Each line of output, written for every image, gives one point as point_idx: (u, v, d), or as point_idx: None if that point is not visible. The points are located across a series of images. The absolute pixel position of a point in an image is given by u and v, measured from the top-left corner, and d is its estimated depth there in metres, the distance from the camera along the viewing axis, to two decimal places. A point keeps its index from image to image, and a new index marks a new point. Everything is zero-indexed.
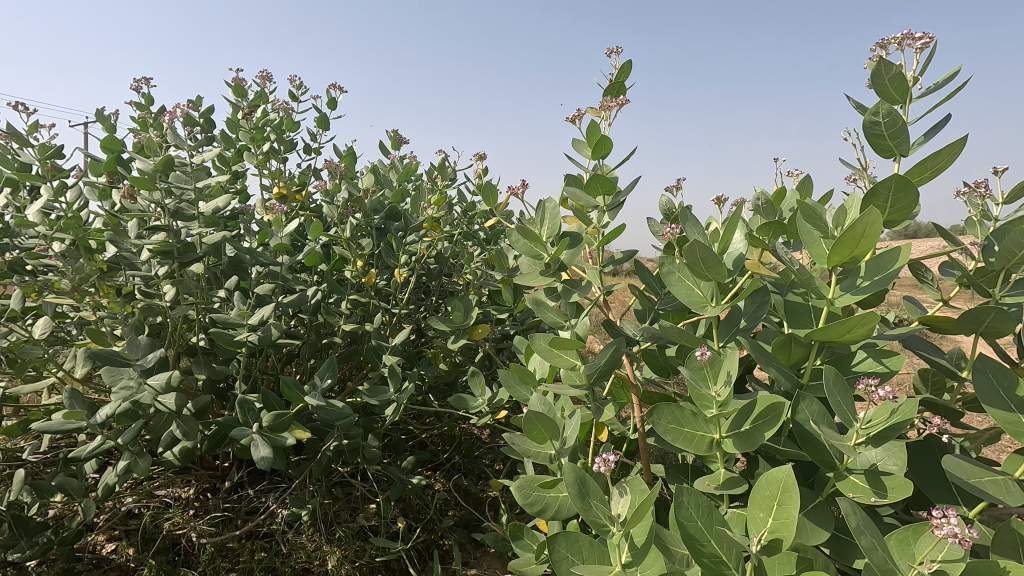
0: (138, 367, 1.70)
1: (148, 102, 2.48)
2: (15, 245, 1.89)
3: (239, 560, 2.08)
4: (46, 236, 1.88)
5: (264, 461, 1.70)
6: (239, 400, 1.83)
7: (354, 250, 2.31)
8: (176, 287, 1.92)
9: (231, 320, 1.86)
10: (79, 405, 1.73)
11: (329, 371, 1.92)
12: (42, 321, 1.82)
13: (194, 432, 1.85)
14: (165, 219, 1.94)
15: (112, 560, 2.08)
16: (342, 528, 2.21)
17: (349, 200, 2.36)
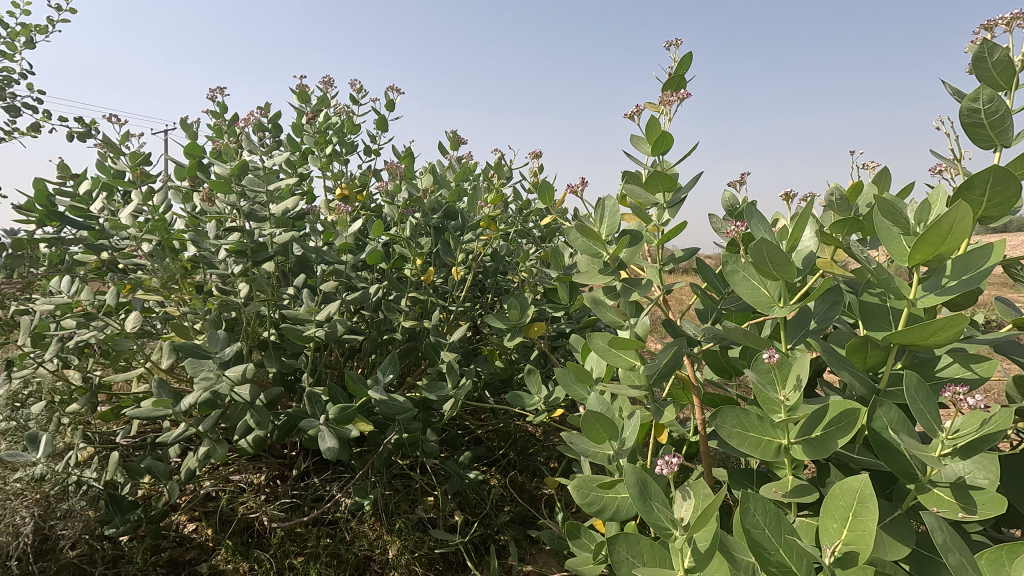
0: (217, 360, 1.82)
1: (223, 110, 2.62)
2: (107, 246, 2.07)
3: (307, 545, 2.19)
4: (137, 238, 2.03)
5: (331, 451, 1.78)
6: (307, 393, 1.92)
7: (413, 248, 2.36)
8: (250, 285, 2.03)
9: (301, 316, 1.95)
10: (166, 394, 1.88)
11: (392, 366, 1.97)
12: (132, 316, 1.97)
13: (266, 422, 1.95)
14: (239, 220, 2.05)
15: (193, 539, 2.23)
16: (402, 519, 2.28)
17: (408, 199, 2.41)
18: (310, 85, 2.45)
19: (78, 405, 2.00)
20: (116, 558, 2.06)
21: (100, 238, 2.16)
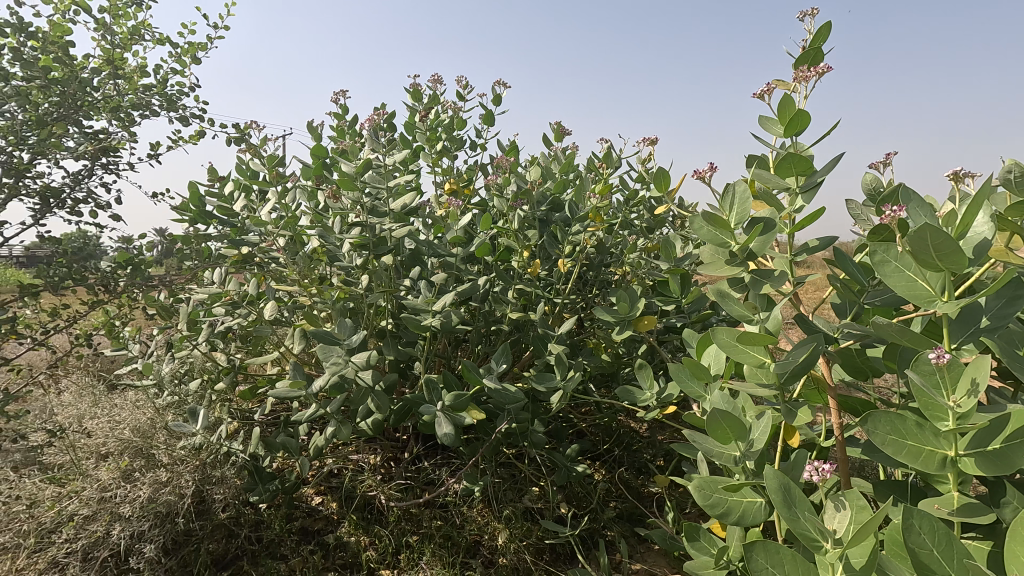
0: (345, 346, 1.94)
1: (344, 111, 2.77)
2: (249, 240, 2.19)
3: (421, 525, 2.30)
4: (273, 233, 2.21)
5: (447, 437, 1.86)
6: (425, 379, 1.98)
7: (521, 240, 2.39)
8: (371, 276, 2.14)
9: (418, 306, 2.02)
10: (300, 376, 2.04)
11: (504, 356, 1.99)
12: (270, 306, 2.07)
13: (386, 406, 2.05)
14: (362, 216, 2.17)
15: (321, 511, 2.41)
16: (510, 507, 2.32)
17: (517, 191, 2.42)
18: (425, 81, 2.39)
19: (226, 384, 2.22)
20: (257, 523, 2.25)
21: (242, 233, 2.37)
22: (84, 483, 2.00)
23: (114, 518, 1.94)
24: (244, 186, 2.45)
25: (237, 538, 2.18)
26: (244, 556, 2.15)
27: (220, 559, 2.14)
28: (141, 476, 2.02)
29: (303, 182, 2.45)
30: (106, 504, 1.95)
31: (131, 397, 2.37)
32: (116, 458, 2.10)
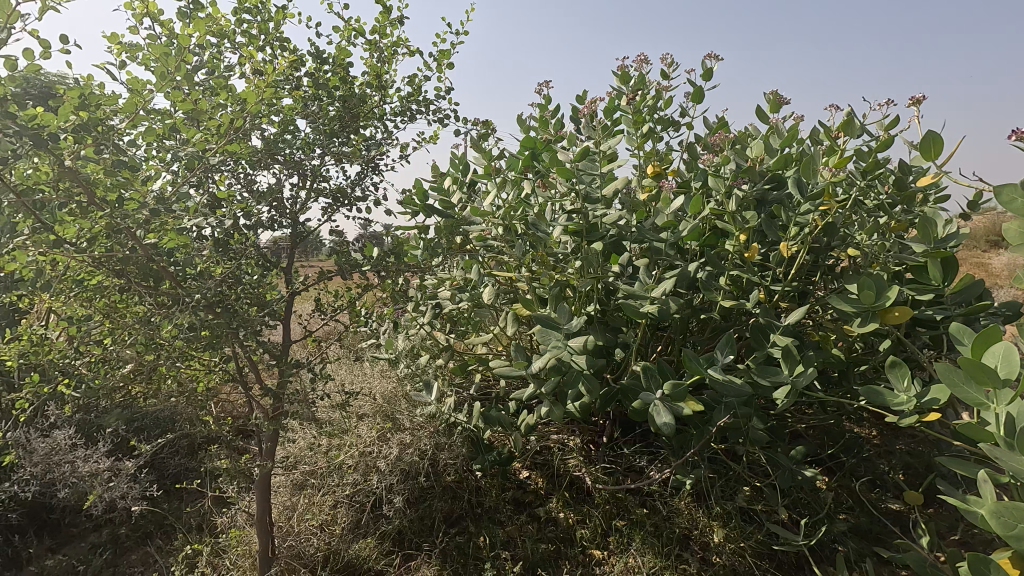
0: (564, 331, 1.97)
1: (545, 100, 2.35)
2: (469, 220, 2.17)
3: (628, 511, 2.29)
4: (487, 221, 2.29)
5: (666, 426, 1.81)
6: (643, 366, 1.95)
7: (739, 222, 2.10)
8: (584, 263, 2.12)
9: (637, 293, 2.01)
10: (520, 357, 2.17)
11: (730, 347, 1.90)
12: (489, 290, 2.09)
13: (596, 390, 2.03)
14: (576, 202, 2.16)
15: (530, 484, 2.53)
16: (725, 505, 2.19)
17: (736, 170, 2.19)
18: (632, 61, 2.12)
19: (449, 363, 2.40)
20: (477, 489, 2.44)
21: (456, 225, 2.29)
22: (352, 440, 2.48)
23: (373, 470, 2.38)
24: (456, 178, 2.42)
25: (461, 500, 2.41)
26: (468, 516, 2.37)
27: (448, 516, 2.38)
28: (392, 437, 2.43)
29: (509, 173, 2.41)
30: (366, 458, 2.40)
31: (381, 370, 2.81)
32: (371, 420, 2.55)
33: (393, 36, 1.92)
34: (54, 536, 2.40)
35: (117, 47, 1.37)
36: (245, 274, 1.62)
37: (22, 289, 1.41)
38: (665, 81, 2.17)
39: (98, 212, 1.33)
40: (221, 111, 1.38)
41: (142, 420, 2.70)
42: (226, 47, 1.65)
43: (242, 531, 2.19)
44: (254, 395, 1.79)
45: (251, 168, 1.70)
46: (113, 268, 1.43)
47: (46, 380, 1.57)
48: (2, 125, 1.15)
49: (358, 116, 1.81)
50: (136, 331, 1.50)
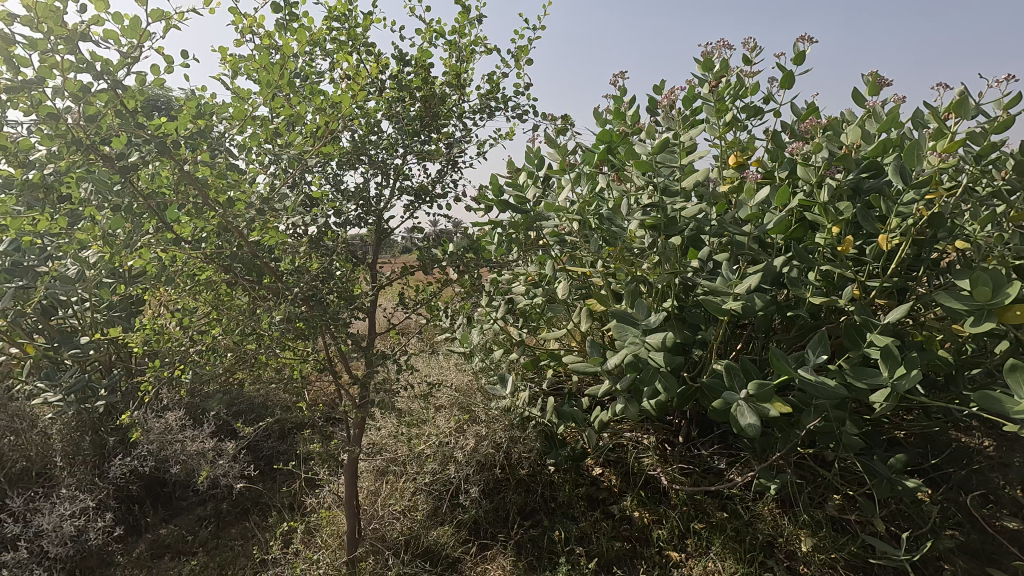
0: (641, 327, 1.92)
1: (623, 93, 2.27)
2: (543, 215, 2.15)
3: (707, 514, 2.21)
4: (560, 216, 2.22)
5: (751, 428, 1.73)
6: (725, 364, 1.88)
7: (831, 214, 1.94)
8: (662, 257, 2.06)
9: (719, 289, 1.92)
10: (596, 353, 2.10)
11: (822, 346, 1.78)
12: (564, 285, 2.05)
13: (674, 388, 1.97)
14: (654, 196, 2.10)
15: (604, 482, 2.50)
16: (813, 513, 2.08)
17: (828, 158, 2.02)
18: (714, 45, 2.03)
19: (521, 358, 2.40)
20: (551, 483, 2.45)
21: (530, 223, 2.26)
22: (429, 430, 2.56)
23: (450, 460, 2.45)
24: (530, 172, 2.33)
25: (535, 493, 2.43)
26: (542, 510, 2.39)
27: (522, 509, 2.41)
28: (468, 429, 2.49)
29: (583, 167, 2.31)
30: (443, 448, 2.47)
31: (456, 365, 2.88)
32: (448, 411, 2.61)
33: (471, 35, 1.95)
34: (167, 507, 2.64)
35: (226, 59, 1.49)
36: (336, 270, 1.72)
37: (148, 283, 1.56)
38: (749, 67, 2.05)
39: (212, 211, 1.46)
40: (318, 116, 1.47)
41: (240, 405, 2.92)
42: (318, 54, 1.75)
43: (331, 512, 2.34)
44: (343, 384, 1.90)
45: (340, 168, 1.79)
46: (222, 263, 1.56)
47: (164, 365, 1.73)
48: (135, 135, 1.29)
49: (438, 115, 1.86)
50: (242, 322, 1.63)
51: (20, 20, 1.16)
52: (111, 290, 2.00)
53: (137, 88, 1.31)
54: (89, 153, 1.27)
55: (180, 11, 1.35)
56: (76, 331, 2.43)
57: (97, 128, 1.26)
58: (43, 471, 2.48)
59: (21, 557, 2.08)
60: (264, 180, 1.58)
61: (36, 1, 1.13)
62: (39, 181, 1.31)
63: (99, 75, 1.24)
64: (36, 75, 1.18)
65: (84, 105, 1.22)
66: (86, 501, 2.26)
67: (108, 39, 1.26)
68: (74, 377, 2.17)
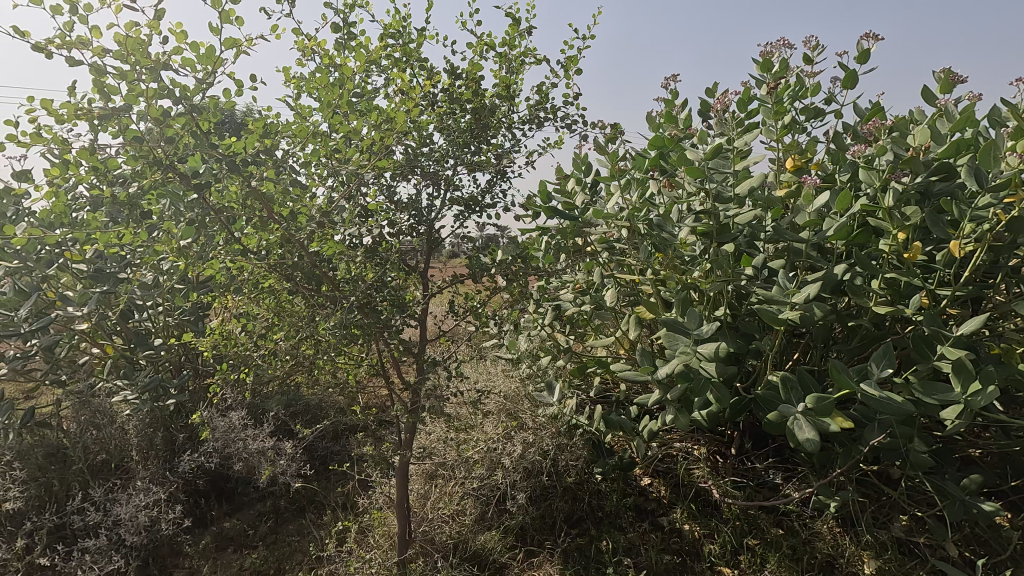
0: (693, 337, 1.87)
1: (675, 97, 2.24)
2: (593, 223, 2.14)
3: (762, 530, 2.14)
4: (610, 224, 2.22)
5: (810, 444, 1.66)
6: (782, 377, 1.82)
7: (897, 219, 1.83)
8: (714, 265, 2.01)
9: (774, 297, 1.85)
10: (646, 362, 2.06)
11: (887, 359, 1.69)
12: (612, 292, 2.03)
13: (726, 400, 1.90)
14: (706, 202, 2.04)
15: (652, 492, 2.45)
16: (878, 534, 1.97)
17: (894, 160, 1.92)
18: (771, 45, 1.96)
19: (567, 365, 2.39)
20: (598, 492, 2.42)
21: (578, 229, 2.18)
22: (478, 435, 2.59)
23: (498, 466, 2.47)
24: (577, 179, 2.25)
25: (582, 501, 2.42)
26: (589, 519, 2.38)
27: (569, 517, 2.40)
28: (516, 435, 2.50)
29: (633, 173, 2.28)
30: (492, 453, 2.51)
31: (504, 371, 2.90)
32: (496, 417, 2.63)
33: (521, 46, 1.97)
34: (231, 502, 2.79)
35: (289, 79, 1.57)
36: (390, 278, 1.78)
37: (217, 291, 1.66)
38: (810, 67, 1.98)
39: (275, 223, 1.55)
40: (374, 132, 1.54)
41: (298, 406, 3.05)
42: (374, 72, 1.81)
43: (383, 513, 2.41)
44: (395, 388, 1.96)
45: (393, 179, 1.84)
46: (285, 272, 1.65)
47: (230, 367, 1.83)
48: (208, 154, 1.38)
49: (488, 126, 1.90)
50: (301, 328, 1.71)
51: (111, 53, 1.27)
52: (183, 296, 2.14)
53: (211, 110, 1.41)
54: (167, 171, 1.37)
55: (249, 37, 1.44)
56: (151, 334, 2.60)
57: (175, 148, 1.36)
58: (122, 464, 2.66)
59: (102, 544, 2.25)
60: (323, 192, 1.65)
61: (126, 36, 1.23)
62: (124, 198, 1.42)
63: (178, 99, 1.34)
64: (123, 101, 1.28)
65: (164, 127, 1.31)
66: (158, 493, 2.40)
67: (185, 67, 1.36)
68: (149, 377, 2.34)
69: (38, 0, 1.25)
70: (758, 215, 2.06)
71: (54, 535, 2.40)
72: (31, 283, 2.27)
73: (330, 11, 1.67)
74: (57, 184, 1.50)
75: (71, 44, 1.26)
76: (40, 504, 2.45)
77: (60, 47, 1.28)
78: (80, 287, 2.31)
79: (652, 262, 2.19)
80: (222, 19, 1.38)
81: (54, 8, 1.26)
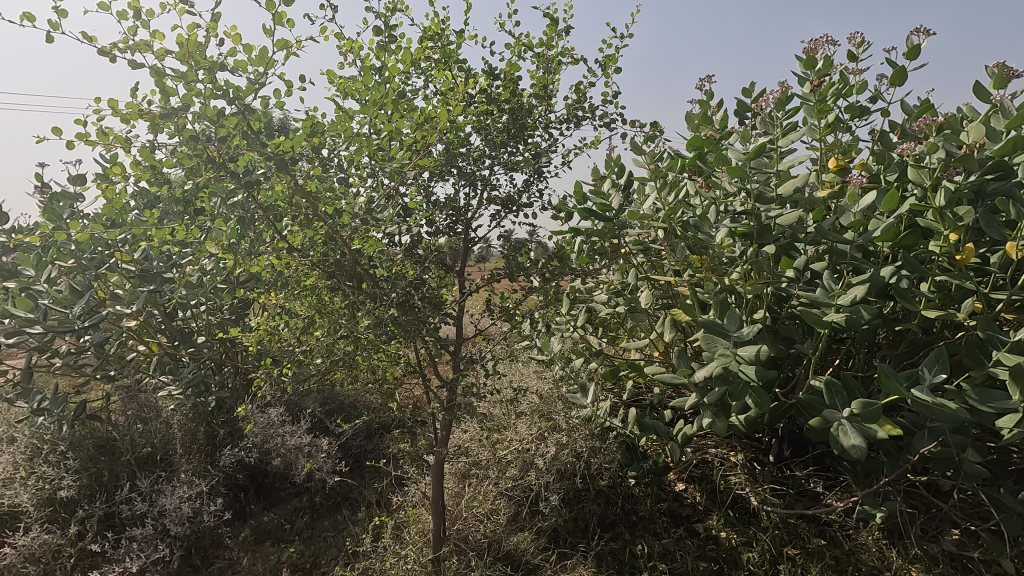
0: (733, 339, 1.82)
1: (710, 97, 2.20)
2: (629, 225, 2.13)
3: (804, 541, 2.07)
4: (646, 226, 2.19)
5: (856, 451, 1.59)
6: (826, 381, 1.75)
7: (948, 219, 1.74)
8: (754, 266, 1.95)
9: (818, 299, 1.79)
10: (684, 365, 2.00)
11: (939, 364, 1.62)
12: (647, 293, 2.00)
13: (767, 404, 1.84)
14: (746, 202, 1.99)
15: (687, 498, 2.41)
16: (928, 548, 1.89)
17: (946, 158, 1.84)
18: (814, 41, 1.92)
19: (600, 368, 2.36)
20: (632, 496, 2.39)
21: (614, 230, 2.12)
22: (511, 436, 2.59)
23: (531, 467, 2.47)
24: (610, 180, 2.18)
25: (615, 505, 2.39)
26: (622, 523, 2.35)
27: (602, 520, 2.38)
28: (549, 436, 2.49)
29: (669, 174, 2.25)
30: (525, 454, 2.50)
31: (537, 372, 2.90)
32: (529, 418, 2.63)
33: (559, 47, 1.97)
34: (269, 497, 2.86)
35: (332, 80, 1.60)
36: (428, 277, 1.80)
37: (263, 288, 1.71)
38: (853, 64, 1.93)
39: (320, 222, 1.59)
40: (416, 132, 1.57)
41: (334, 404, 3.13)
42: (414, 75, 1.85)
43: (417, 510, 2.44)
44: (431, 386, 1.98)
45: (431, 179, 1.87)
46: (327, 270, 1.69)
47: (273, 363, 1.88)
48: (257, 153, 1.43)
49: (525, 126, 1.91)
50: (343, 325, 1.75)
51: (172, 55, 1.32)
52: (228, 294, 2.21)
53: (261, 111, 1.46)
54: (219, 170, 1.42)
55: (299, 39, 1.48)
56: (195, 331, 2.68)
57: (227, 148, 1.41)
58: (166, 456, 2.74)
59: (148, 533, 2.32)
60: (364, 192, 1.68)
61: (186, 39, 1.29)
62: (177, 195, 1.48)
63: (231, 99, 1.39)
64: (181, 102, 1.34)
65: (218, 127, 1.36)
66: (201, 485, 2.48)
67: (239, 69, 1.41)
68: (193, 372, 2.42)
69: (105, 6, 1.31)
70: (800, 216, 2.00)
71: (104, 523, 2.49)
72: (85, 281, 2.37)
73: (372, 15, 1.70)
74: (113, 183, 1.56)
75: (134, 47, 1.32)
76: (91, 492, 2.55)
77: (124, 50, 1.34)
78: (130, 285, 2.40)
79: (689, 264, 2.15)
80: (274, 21, 1.42)
81: (119, 14, 1.32)
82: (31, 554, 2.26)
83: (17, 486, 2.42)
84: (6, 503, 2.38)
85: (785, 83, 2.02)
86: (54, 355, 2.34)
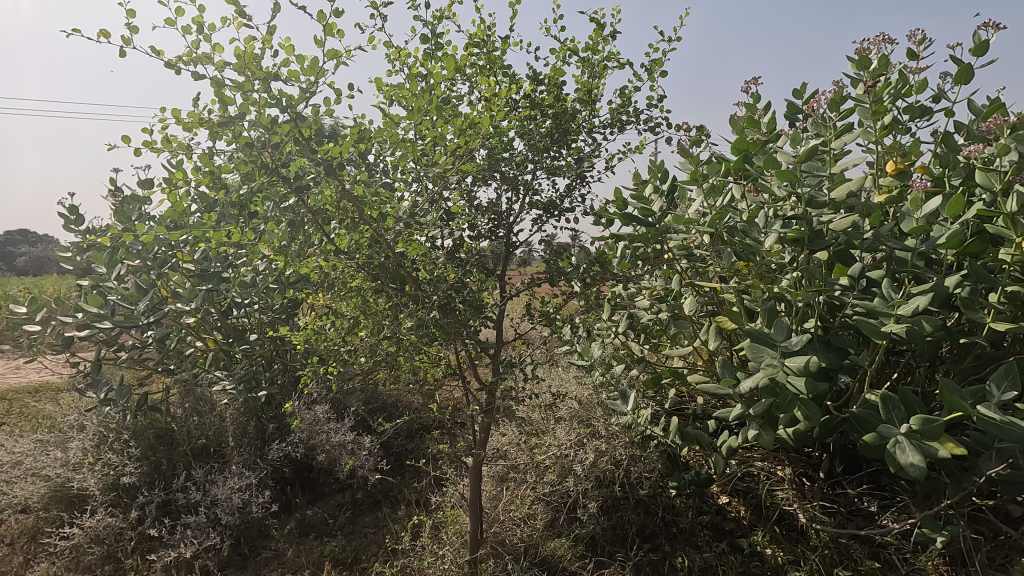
0: (781, 350, 1.73)
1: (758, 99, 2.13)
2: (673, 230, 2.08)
3: (856, 561, 1.97)
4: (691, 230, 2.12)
5: (914, 469, 1.50)
6: (882, 394, 1.66)
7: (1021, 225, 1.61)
8: (803, 272, 1.88)
9: (876, 309, 1.69)
10: (729, 374, 1.93)
11: (1009, 381, 1.50)
12: (690, 299, 1.94)
13: (817, 417, 1.76)
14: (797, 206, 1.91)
15: (731, 512, 2.33)
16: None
17: (1019, 160, 1.71)
18: (870, 39, 1.83)
19: (641, 375, 2.32)
20: (672, 507, 2.34)
21: (657, 236, 2.05)
22: (550, 440, 2.58)
23: (569, 473, 2.45)
24: (655, 185, 2.15)
25: (655, 516, 2.36)
26: (662, 534, 2.31)
27: (641, 530, 2.36)
28: (588, 443, 2.46)
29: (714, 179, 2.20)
30: (564, 460, 2.48)
31: (577, 377, 2.89)
32: (568, 424, 2.62)
33: (604, 51, 1.96)
34: (314, 491, 2.95)
35: (380, 88, 1.64)
36: (469, 280, 1.83)
37: (311, 290, 1.78)
38: (913, 62, 1.83)
39: (366, 225, 1.64)
40: (459, 137, 1.60)
41: (376, 403, 3.21)
42: (459, 81, 1.88)
43: (455, 511, 2.47)
44: (471, 388, 2.00)
45: (475, 185, 1.90)
46: (372, 272, 1.74)
47: (320, 361, 1.94)
48: (308, 159, 1.48)
49: (568, 131, 1.91)
50: (386, 326, 1.79)
51: (230, 67, 1.39)
52: (278, 295, 2.30)
53: (313, 119, 1.52)
54: (273, 175, 1.50)
55: (349, 48, 1.53)
56: (247, 329, 2.80)
57: (280, 154, 1.47)
58: (219, 448, 2.87)
59: (201, 520, 2.44)
60: (408, 197, 1.72)
61: (243, 51, 1.35)
62: (234, 200, 1.56)
63: (284, 108, 1.45)
64: (238, 111, 1.40)
65: (272, 135, 1.43)
66: (251, 477, 2.59)
67: (292, 78, 1.47)
68: (245, 368, 2.53)
69: (171, 22, 1.39)
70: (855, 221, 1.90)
71: (162, 510, 2.62)
72: (148, 280, 2.51)
73: (419, 23, 1.74)
74: (177, 188, 1.65)
75: (196, 60, 1.40)
76: (150, 480, 2.69)
77: (188, 63, 1.41)
78: (188, 283, 2.53)
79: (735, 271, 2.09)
80: (326, 32, 1.47)
81: (184, 29, 1.40)
82: (96, 535, 2.41)
83: (86, 471, 2.59)
84: (76, 486, 2.56)
85: (839, 83, 1.93)
86: (121, 349, 2.49)
